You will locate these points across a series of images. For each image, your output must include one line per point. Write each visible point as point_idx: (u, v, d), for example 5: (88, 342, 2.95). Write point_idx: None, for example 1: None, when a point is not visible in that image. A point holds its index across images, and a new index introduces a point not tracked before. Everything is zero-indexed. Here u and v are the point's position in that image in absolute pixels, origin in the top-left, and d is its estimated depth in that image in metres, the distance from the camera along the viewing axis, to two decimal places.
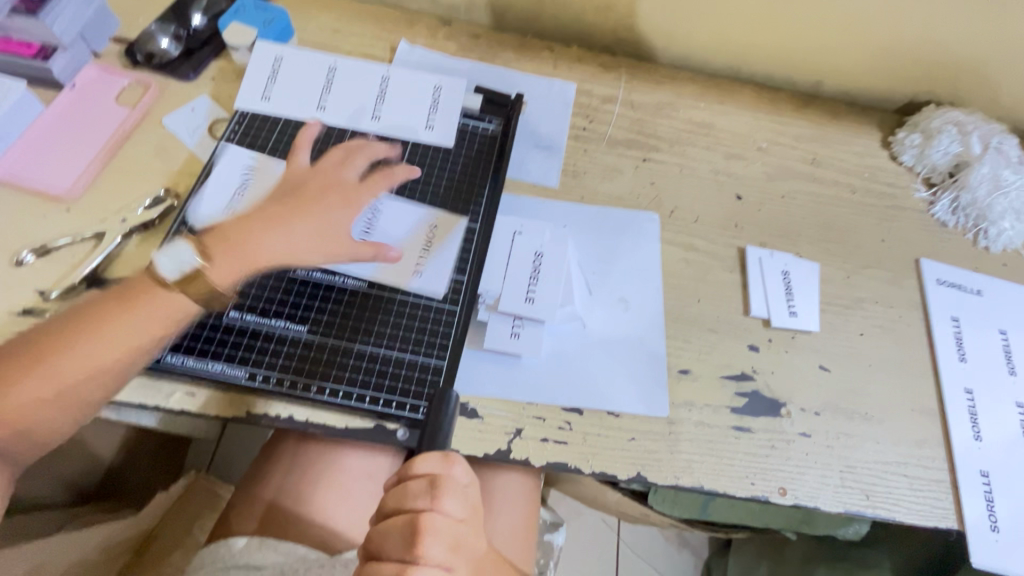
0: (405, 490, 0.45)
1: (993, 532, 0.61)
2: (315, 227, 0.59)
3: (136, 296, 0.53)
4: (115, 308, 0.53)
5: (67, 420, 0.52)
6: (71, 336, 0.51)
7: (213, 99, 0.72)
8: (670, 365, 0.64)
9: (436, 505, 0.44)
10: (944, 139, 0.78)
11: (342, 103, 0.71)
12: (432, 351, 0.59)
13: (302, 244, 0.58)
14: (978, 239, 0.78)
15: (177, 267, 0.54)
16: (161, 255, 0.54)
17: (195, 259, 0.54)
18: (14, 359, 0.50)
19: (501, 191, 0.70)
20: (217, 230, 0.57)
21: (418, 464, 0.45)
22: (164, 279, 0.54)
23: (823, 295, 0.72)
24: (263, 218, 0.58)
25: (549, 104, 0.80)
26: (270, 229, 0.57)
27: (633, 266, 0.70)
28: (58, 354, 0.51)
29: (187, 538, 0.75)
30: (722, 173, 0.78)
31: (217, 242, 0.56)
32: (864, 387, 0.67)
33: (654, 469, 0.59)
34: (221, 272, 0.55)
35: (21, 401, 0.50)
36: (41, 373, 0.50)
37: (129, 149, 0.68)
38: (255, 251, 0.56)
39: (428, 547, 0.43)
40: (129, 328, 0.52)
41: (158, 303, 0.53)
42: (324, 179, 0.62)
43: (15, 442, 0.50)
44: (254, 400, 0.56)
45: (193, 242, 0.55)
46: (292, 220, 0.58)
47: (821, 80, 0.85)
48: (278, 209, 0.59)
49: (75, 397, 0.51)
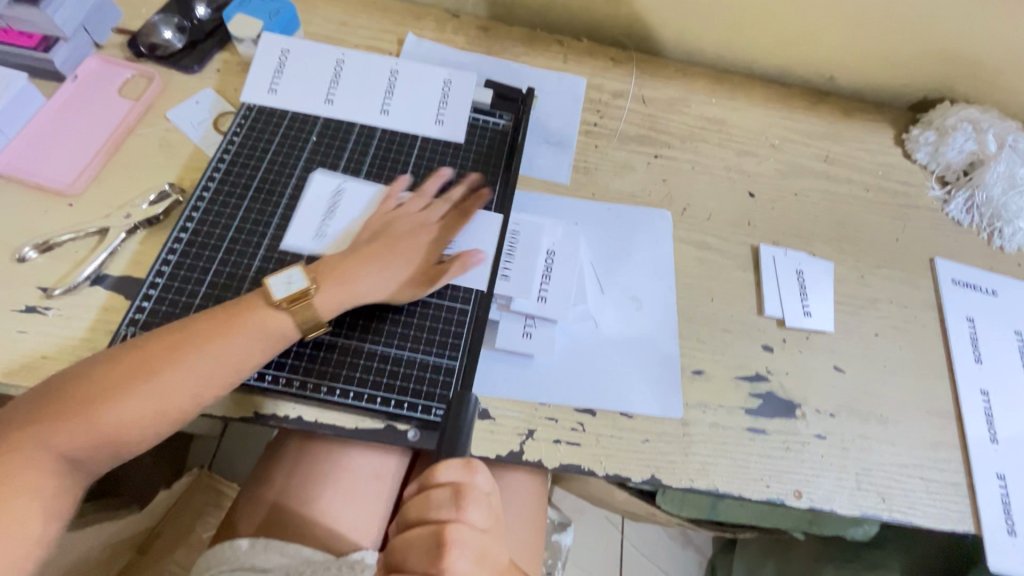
0: (427, 500, 0.44)
1: (1009, 535, 0.60)
2: (410, 263, 0.60)
3: (239, 317, 0.53)
4: (216, 326, 0.52)
5: (155, 434, 0.51)
6: (171, 353, 0.51)
7: (218, 92, 0.71)
8: (684, 365, 0.63)
9: (461, 515, 0.43)
10: (959, 137, 0.77)
11: (351, 97, 0.70)
12: (443, 351, 0.58)
13: (398, 279, 0.59)
14: (992, 239, 0.77)
15: (286, 288, 0.55)
16: (274, 278, 0.55)
17: (304, 281, 0.55)
18: (112, 372, 0.49)
19: (513, 188, 0.69)
20: (325, 260, 0.57)
21: (440, 473, 0.44)
22: (274, 299, 0.54)
23: (837, 294, 0.71)
24: (367, 251, 0.59)
25: (560, 99, 0.78)
26: (371, 262, 0.58)
27: (645, 265, 0.69)
28: (160, 370, 0.50)
29: (188, 536, 0.80)
30: (734, 170, 0.77)
31: (325, 271, 0.57)
32: (880, 388, 0.66)
33: (667, 471, 0.58)
34: (326, 300, 0.55)
35: (116, 414, 0.49)
36: (142, 387, 0.49)
37: (132, 143, 0.66)
38: (358, 282, 0.57)
39: (455, 559, 0.42)
40: (232, 351, 0.52)
41: (262, 325, 0.53)
42: (421, 217, 0.63)
43: (102, 452, 0.49)
44: (262, 400, 0.55)
45: (304, 268, 0.56)
46: (389, 256, 0.59)
47: (835, 76, 0.84)
48: (379, 244, 0.60)
49: (166, 416, 0.50)
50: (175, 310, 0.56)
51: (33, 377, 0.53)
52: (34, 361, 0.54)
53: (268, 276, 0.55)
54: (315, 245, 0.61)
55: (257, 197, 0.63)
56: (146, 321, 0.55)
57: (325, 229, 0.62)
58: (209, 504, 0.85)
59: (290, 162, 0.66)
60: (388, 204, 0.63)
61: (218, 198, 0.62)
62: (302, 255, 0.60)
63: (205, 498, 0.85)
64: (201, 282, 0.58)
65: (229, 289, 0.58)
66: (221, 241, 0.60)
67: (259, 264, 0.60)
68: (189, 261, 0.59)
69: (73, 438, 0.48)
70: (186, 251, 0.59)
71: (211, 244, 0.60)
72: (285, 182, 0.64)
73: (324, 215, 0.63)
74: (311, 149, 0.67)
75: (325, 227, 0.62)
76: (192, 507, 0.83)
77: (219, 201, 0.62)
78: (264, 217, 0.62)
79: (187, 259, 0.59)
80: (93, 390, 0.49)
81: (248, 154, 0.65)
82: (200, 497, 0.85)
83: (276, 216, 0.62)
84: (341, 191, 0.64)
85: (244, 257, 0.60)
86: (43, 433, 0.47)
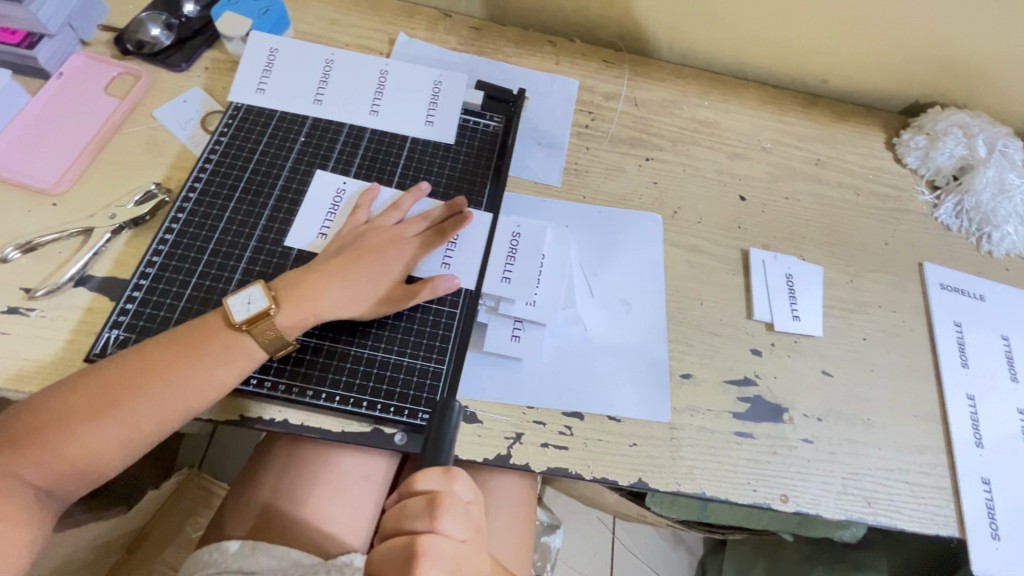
0: (404, 509, 0.43)
1: (994, 539, 0.61)
2: (374, 279, 0.58)
3: (205, 339, 0.52)
4: (184, 349, 0.52)
5: (126, 459, 0.51)
6: (138, 378, 0.50)
7: (206, 91, 0.70)
8: (673, 369, 0.63)
9: (436, 526, 0.42)
10: (949, 141, 0.77)
11: (340, 97, 0.69)
12: (431, 355, 0.58)
13: (361, 296, 0.57)
14: (981, 244, 0.78)
15: (245, 309, 0.53)
16: (233, 298, 0.54)
17: (265, 301, 0.54)
18: (77, 397, 0.49)
19: (503, 190, 0.68)
20: (287, 278, 0.56)
21: (418, 481, 0.43)
22: (234, 320, 0.53)
23: (826, 298, 0.71)
24: (329, 268, 0.57)
25: (552, 101, 0.78)
26: (335, 279, 0.56)
27: (635, 267, 0.69)
28: (126, 396, 0.50)
29: (179, 536, 0.80)
30: (726, 173, 0.77)
31: (287, 289, 0.55)
32: (867, 392, 0.66)
33: (655, 475, 0.58)
34: (288, 319, 0.54)
35: (78, 443, 0.48)
36: (107, 414, 0.49)
37: (118, 142, 0.65)
38: (319, 301, 0.55)
39: (427, 571, 0.41)
40: (197, 378, 0.51)
41: (227, 347, 0.52)
42: (388, 231, 0.61)
43: (67, 481, 0.49)
44: (248, 403, 0.55)
45: (264, 286, 0.55)
46: (351, 272, 0.57)
47: (827, 79, 0.84)
48: (342, 260, 0.58)
49: (131, 442, 0.50)
50: (158, 313, 0.56)
51: (15, 379, 0.52)
52: (16, 362, 0.53)
53: (226, 297, 0.54)
54: (319, 242, 0.61)
55: (243, 198, 0.62)
56: (130, 323, 0.55)
57: (328, 227, 0.62)
58: (200, 504, 0.84)
59: (277, 163, 0.65)
60: (359, 217, 0.62)
61: (204, 199, 0.62)
62: (306, 253, 0.61)
63: (195, 500, 0.84)
64: (186, 283, 0.57)
65: (214, 291, 0.58)
66: (207, 243, 0.60)
67: (245, 266, 0.59)
68: (175, 262, 0.58)
69: (37, 468, 0.47)
70: (172, 252, 0.58)
71: (197, 245, 0.59)
72: (272, 183, 0.64)
73: (327, 214, 0.63)
74: (299, 151, 0.66)
75: (328, 225, 0.62)
76: (179, 508, 0.83)
77: (206, 203, 0.61)
78: (251, 218, 0.62)
79: (172, 260, 0.58)
80: (55, 419, 0.48)
81: (234, 155, 0.65)
82: (188, 499, 0.84)
83: (263, 218, 0.62)
84: (344, 191, 0.65)
85: (229, 259, 0.59)
86: (7, 466, 0.46)
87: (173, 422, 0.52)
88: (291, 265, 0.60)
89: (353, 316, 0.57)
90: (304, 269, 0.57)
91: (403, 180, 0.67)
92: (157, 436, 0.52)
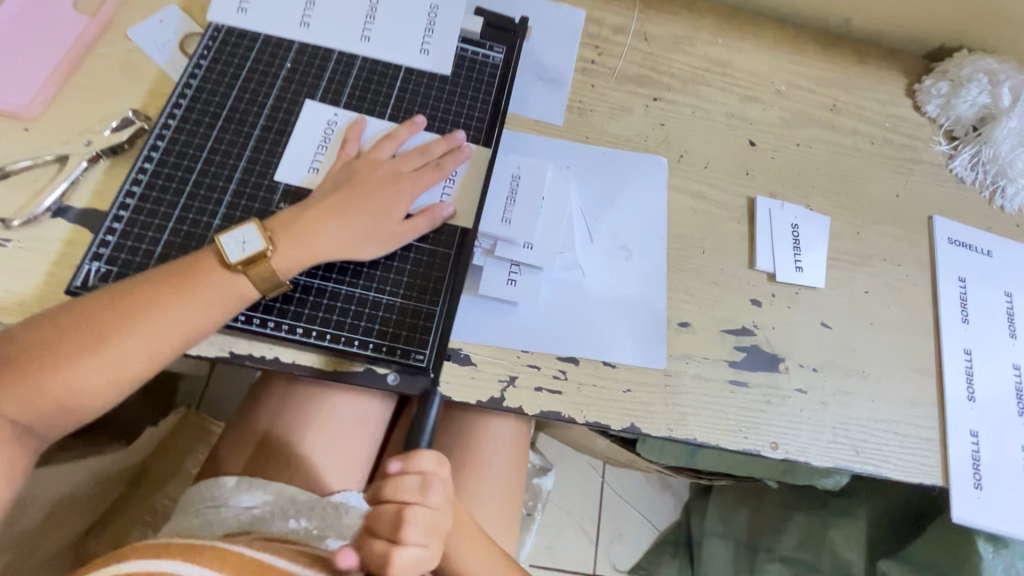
0: (398, 481, 0.47)
1: (976, 489, 0.62)
2: (369, 217, 0.55)
3: (195, 278, 0.50)
4: (173, 288, 0.50)
5: (115, 398, 0.50)
6: (125, 316, 0.49)
7: (184, 11, 0.65)
8: (670, 317, 0.63)
9: (424, 499, 0.47)
10: (973, 89, 0.74)
11: (328, 19, 0.64)
12: (424, 296, 0.56)
13: (357, 235, 0.55)
14: (994, 198, 0.75)
15: (241, 249, 0.51)
16: (226, 237, 0.51)
17: (260, 243, 0.52)
18: (64, 334, 0.48)
19: (502, 126, 0.65)
20: (281, 216, 0.54)
21: (417, 460, 0.47)
22: (228, 261, 0.51)
23: (831, 250, 0.69)
24: (324, 208, 0.55)
25: (556, 33, 0.73)
26: (331, 219, 0.54)
27: (635, 211, 0.66)
28: (114, 335, 0.48)
29: (179, 471, 0.81)
30: (736, 116, 0.73)
31: (282, 228, 0.53)
32: (864, 345, 0.66)
33: (647, 420, 0.58)
34: (286, 260, 0.52)
35: (66, 380, 0.47)
36: (96, 352, 0.48)
37: (90, 63, 0.61)
38: (317, 241, 0.53)
39: (411, 535, 0.46)
40: (188, 318, 0.50)
41: (220, 287, 0.50)
42: (384, 167, 0.58)
43: (56, 418, 0.49)
44: (237, 340, 0.54)
45: (259, 224, 0.52)
46: (345, 210, 0.55)
47: (851, 16, 0.78)
48: (337, 198, 0.55)
49: (121, 381, 0.49)
50: (140, 247, 0.53)
51: None
52: None
53: (219, 236, 0.51)
54: (311, 177, 0.58)
55: (226, 127, 0.59)
56: (111, 256, 0.53)
57: (319, 162, 0.59)
58: (198, 439, 0.86)
59: (262, 90, 0.61)
60: (348, 151, 0.59)
61: (185, 126, 0.58)
62: (296, 188, 0.58)
63: (192, 436, 0.86)
64: (168, 216, 0.55)
65: (198, 225, 0.55)
66: (189, 174, 0.57)
67: (230, 199, 0.56)
68: (154, 194, 0.55)
69: (25, 404, 0.47)
70: (152, 183, 0.56)
71: (178, 176, 0.56)
72: (257, 112, 0.60)
73: (319, 146, 0.60)
74: (285, 77, 0.62)
75: (319, 160, 0.59)
76: (178, 444, 0.84)
77: (186, 131, 0.58)
78: (235, 148, 0.58)
79: (153, 192, 0.55)
80: (43, 354, 0.47)
81: (216, 81, 0.60)
82: (185, 436, 0.86)
83: (248, 148, 0.58)
84: (335, 123, 0.61)
85: (213, 192, 0.56)
86: None
87: (163, 361, 0.51)
88: (278, 199, 0.57)
89: (351, 256, 0.55)
90: (297, 208, 0.55)
91: (396, 113, 0.63)
92: (146, 375, 0.51)
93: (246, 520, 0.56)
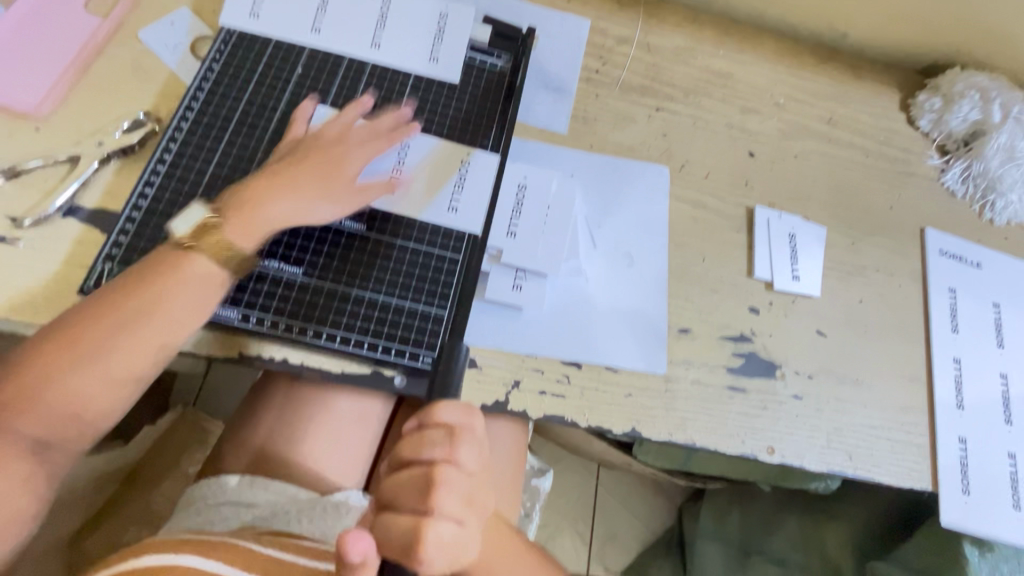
0: (423, 438, 0.47)
1: (964, 494, 0.64)
2: (317, 184, 0.56)
3: (172, 271, 0.51)
4: (154, 284, 0.50)
5: (119, 403, 0.50)
6: (115, 319, 0.49)
7: (195, 14, 0.66)
8: (671, 324, 0.64)
9: (452, 456, 0.46)
10: (965, 105, 0.76)
11: (338, 25, 0.65)
12: (432, 300, 0.57)
13: (307, 200, 0.55)
14: (983, 212, 0.77)
15: (189, 225, 0.53)
16: (177, 221, 0.53)
17: (207, 215, 0.53)
18: (59, 348, 0.48)
19: (510, 134, 0.66)
20: (234, 191, 0.55)
21: (439, 414, 0.47)
22: (178, 238, 0.52)
23: (828, 260, 0.71)
24: (272, 178, 0.55)
25: (561, 42, 0.74)
26: (279, 186, 0.55)
27: (637, 219, 0.68)
28: (110, 341, 0.49)
29: (175, 470, 0.80)
30: (736, 127, 0.75)
31: (233, 201, 0.54)
32: (858, 352, 0.67)
33: (647, 424, 0.60)
34: (238, 229, 0.53)
35: (73, 393, 0.48)
36: (96, 361, 0.48)
37: (100, 64, 0.61)
38: (266, 209, 0.54)
39: (442, 498, 0.45)
40: (174, 311, 0.50)
41: (194, 274, 0.51)
42: (333, 136, 0.59)
43: (65, 432, 0.48)
44: (245, 341, 0.54)
45: (206, 202, 0.54)
46: (294, 177, 0.55)
47: (848, 32, 0.80)
48: (284, 167, 0.56)
49: (127, 384, 0.50)
50: (153, 247, 0.54)
51: (7, 309, 0.51)
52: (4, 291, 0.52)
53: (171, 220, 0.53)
54: None
55: (238, 130, 0.60)
56: (124, 257, 0.53)
57: None
58: (195, 442, 0.84)
59: (274, 95, 0.62)
60: (300, 127, 0.59)
61: (197, 129, 0.59)
62: None
63: (188, 438, 0.84)
64: (180, 218, 0.56)
65: None
66: (201, 176, 0.57)
67: None
68: (167, 196, 0.56)
69: (36, 424, 0.47)
70: (165, 184, 0.56)
71: (190, 178, 0.57)
72: (268, 116, 0.61)
73: None
74: (296, 82, 0.63)
75: None
76: (175, 445, 0.83)
77: (199, 134, 0.59)
78: (246, 152, 0.59)
79: (165, 194, 0.56)
80: (45, 372, 0.47)
81: (228, 84, 0.61)
82: (182, 436, 0.84)
83: (259, 152, 0.59)
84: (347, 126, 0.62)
85: (225, 195, 0.57)
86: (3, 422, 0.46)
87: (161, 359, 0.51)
88: None
89: (301, 223, 0.55)
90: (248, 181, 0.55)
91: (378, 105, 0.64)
92: (148, 376, 0.51)
93: (248, 517, 0.58)
